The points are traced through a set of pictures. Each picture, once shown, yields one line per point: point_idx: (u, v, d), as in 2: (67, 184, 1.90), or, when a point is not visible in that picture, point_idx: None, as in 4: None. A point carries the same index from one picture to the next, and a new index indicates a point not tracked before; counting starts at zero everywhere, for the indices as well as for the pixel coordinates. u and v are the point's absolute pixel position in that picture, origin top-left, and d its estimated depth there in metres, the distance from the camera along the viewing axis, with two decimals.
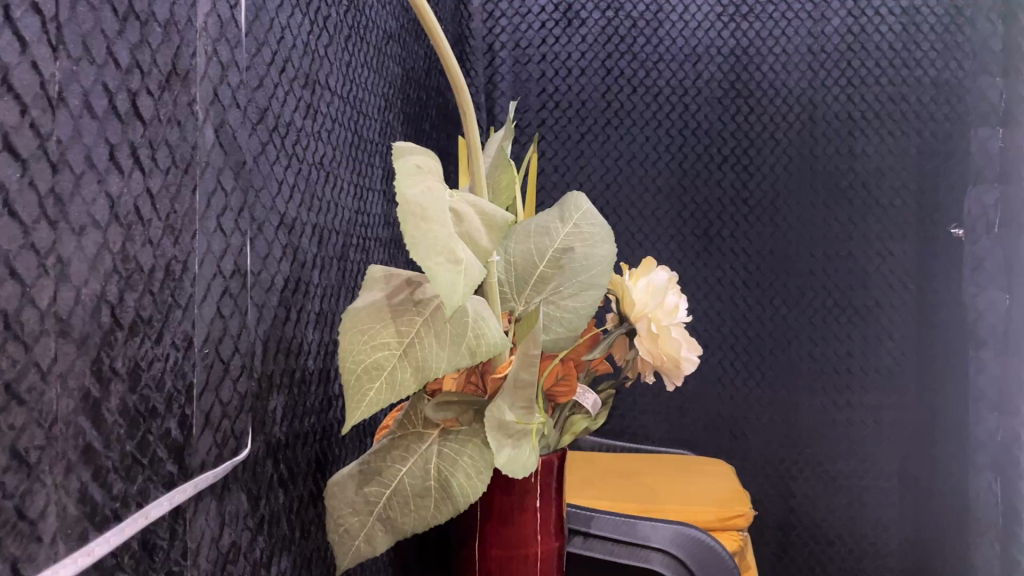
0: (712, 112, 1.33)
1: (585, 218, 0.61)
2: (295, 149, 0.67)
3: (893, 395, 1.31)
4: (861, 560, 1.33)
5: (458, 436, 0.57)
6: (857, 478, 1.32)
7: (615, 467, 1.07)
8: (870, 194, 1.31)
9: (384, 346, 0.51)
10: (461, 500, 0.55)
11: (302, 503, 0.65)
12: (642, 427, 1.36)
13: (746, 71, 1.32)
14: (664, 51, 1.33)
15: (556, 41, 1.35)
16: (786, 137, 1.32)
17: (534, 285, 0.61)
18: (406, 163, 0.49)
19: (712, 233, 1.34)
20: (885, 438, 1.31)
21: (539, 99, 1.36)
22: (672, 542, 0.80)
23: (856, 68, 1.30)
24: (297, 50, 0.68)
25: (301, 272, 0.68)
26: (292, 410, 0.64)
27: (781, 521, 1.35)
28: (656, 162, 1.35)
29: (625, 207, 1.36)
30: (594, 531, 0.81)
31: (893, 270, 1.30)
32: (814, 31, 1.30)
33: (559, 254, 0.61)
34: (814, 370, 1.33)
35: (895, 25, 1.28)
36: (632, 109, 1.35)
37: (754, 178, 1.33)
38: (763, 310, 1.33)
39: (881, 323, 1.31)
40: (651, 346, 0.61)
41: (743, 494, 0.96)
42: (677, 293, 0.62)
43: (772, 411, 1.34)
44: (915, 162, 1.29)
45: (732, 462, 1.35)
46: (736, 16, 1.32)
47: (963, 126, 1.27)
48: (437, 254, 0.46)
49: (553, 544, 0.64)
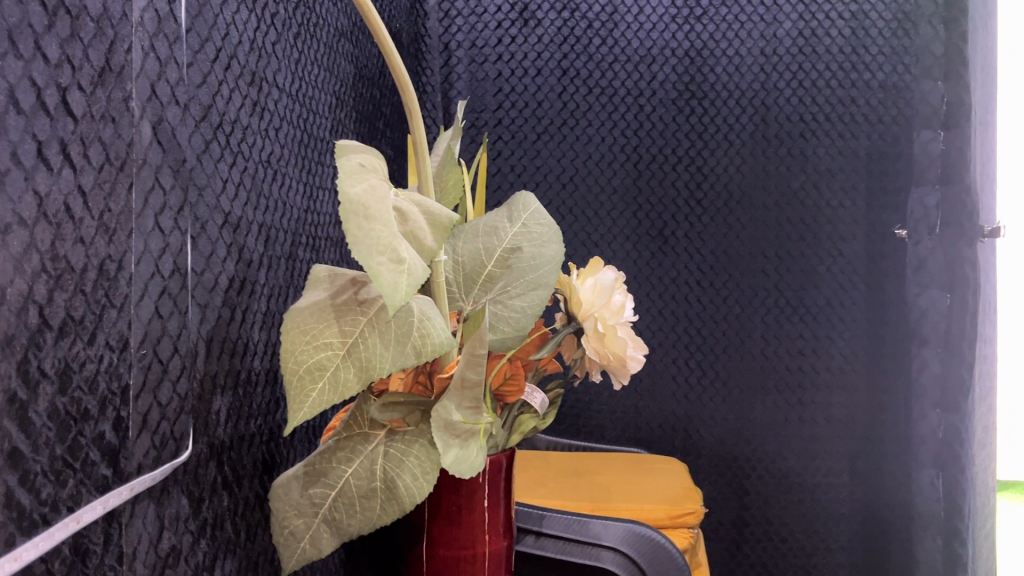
0: (667, 113, 1.34)
1: (533, 218, 0.61)
2: (240, 147, 0.66)
3: (843, 394, 1.33)
4: (812, 555, 1.35)
5: (405, 436, 0.57)
6: (808, 475, 1.34)
7: (570, 467, 1.07)
8: (821, 196, 1.33)
9: (327, 346, 0.50)
10: (407, 500, 0.55)
11: (247, 505, 0.65)
12: (598, 426, 1.36)
13: (700, 73, 1.33)
14: (619, 52, 1.34)
15: (513, 41, 1.36)
16: (739, 138, 1.34)
17: (483, 285, 0.60)
18: (348, 161, 0.49)
19: (667, 233, 1.35)
20: (836, 435, 1.33)
21: (496, 99, 1.37)
22: (623, 540, 0.81)
23: (806, 72, 1.32)
24: (242, 46, 0.67)
25: (246, 272, 0.67)
26: (237, 412, 0.64)
27: (735, 518, 1.36)
28: (611, 162, 1.35)
29: (580, 208, 1.36)
30: (546, 530, 0.81)
31: (844, 270, 1.33)
32: (766, 34, 1.32)
33: (507, 253, 0.61)
34: (767, 368, 1.34)
35: (845, 29, 1.31)
36: (587, 110, 1.35)
37: (708, 180, 1.34)
38: (717, 309, 1.35)
39: (832, 322, 1.33)
40: (597, 345, 0.61)
41: (695, 492, 0.97)
42: (624, 292, 0.62)
43: (726, 409, 1.35)
44: (865, 163, 1.32)
45: (687, 460, 1.36)
46: (690, 18, 1.33)
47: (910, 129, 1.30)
48: (379, 253, 0.46)
49: (502, 543, 0.64)
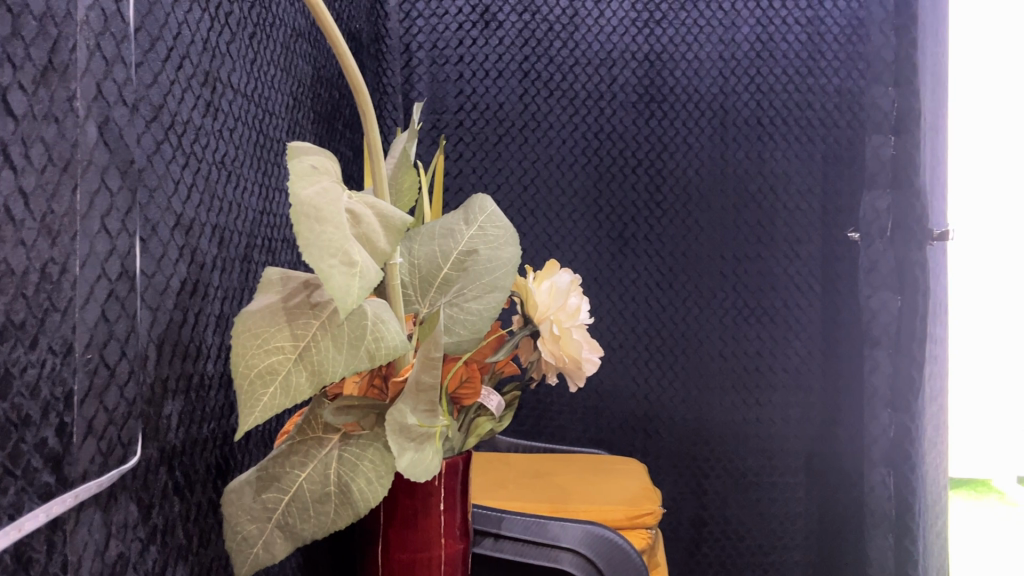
0: (627, 116, 1.35)
1: (490, 221, 0.62)
2: (194, 148, 0.65)
3: (799, 394, 1.35)
4: (769, 553, 1.36)
5: (359, 440, 0.56)
6: (765, 474, 1.36)
7: (529, 469, 1.07)
8: (778, 199, 1.34)
9: (278, 350, 0.50)
10: (361, 505, 0.54)
11: (199, 511, 0.64)
12: (560, 427, 1.37)
13: (659, 77, 1.34)
14: (579, 55, 1.35)
15: (474, 43, 1.36)
16: (697, 142, 1.35)
17: (439, 288, 0.60)
18: (301, 163, 0.49)
19: (627, 235, 1.36)
20: (792, 435, 1.35)
21: (457, 100, 1.36)
22: (580, 542, 0.81)
23: (763, 76, 1.34)
24: (195, 46, 0.66)
25: (199, 274, 0.66)
26: (189, 416, 0.63)
27: (694, 518, 1.37)
28: (573, 164, 1.36)
29: (541, 210, 1.36)
30: (504, 532, 0.81)
31: (800, 272, 1.34)
32: (725, 39, 1.33)
33: (463, 256, 0.61)
34: (725, 369, 1.36)
35: (801, 35, 1.32)
36: (548, 112, 1.36)
37: (667, 183, 1.36)
38: (676, 311, 1.36)
39: (788, 323, 1.35)
40: (552, 348, 0.61)
41: (653, 493, 0.98)
42: (580, 294, 0.62)
43: (684, 410, 1.37)
44: (820, 167, 1.34)
45: (647, 460, 1.37)
46: (650, 22, 1.34)
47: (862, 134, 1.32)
48: (330, 257, 0.46)
49: (459, 546, 0.64)
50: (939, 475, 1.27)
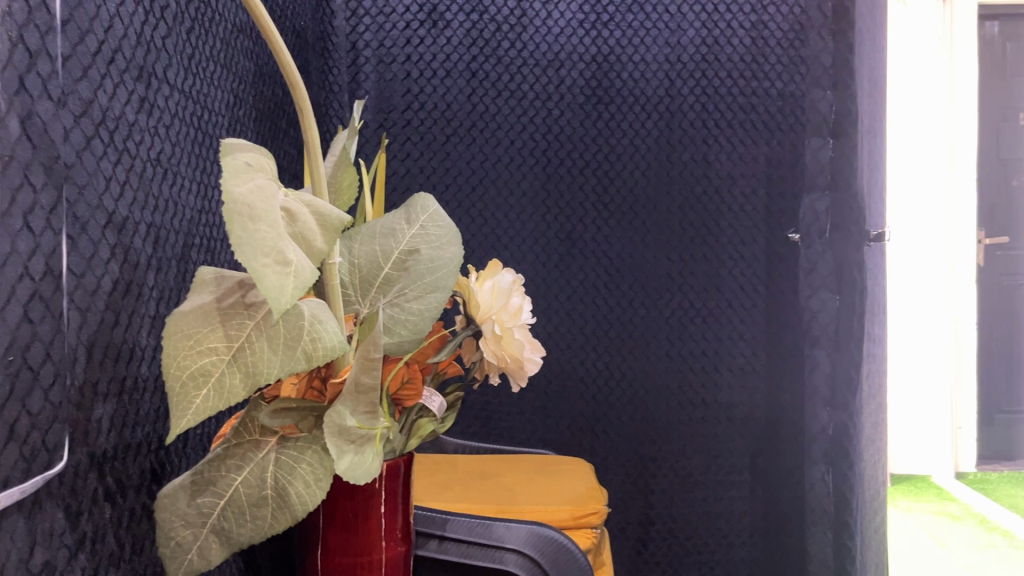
0: (574, 117, 1.36)
1: (432, 220, 0.61)
2: (127, 144, 0.64)
3: (744, 393, 1.37)
4: (715, 551, 1.38)
5: (297, 443, 0.56)
6: (711, 473, 1.38)
7: (476, 470, 1.06)
8: (722, 200, 1.36)
9: (211, 351, 0.49)
10: (299, 508, 0.54)
11: (132, 517, 0.62)
12: (508, 428, 1.37)
13: (606, 79, 1.35)
14: (528, 56, 1.35)
15: (421, 42, 1.35)
16: (644, 144, 1.36)
17: (380, 288, 0.59)
18: (234, 160, 0.48)
19: (575, 236, 1.36)
20: (737, 435, 1.37)
21: (404, 99, 1.35)
22: (525, 542, 0.81)
23: (709, 79, 1.35)
24: (128, 40, 0.64)
25: (133, 274, 0.64)
26: (121, 420, 0.61)
27: (641, 517, 1.38)
28: (521, 165, 1.36)
29: (490, 210, 1.36)
30: (448, 534, 0.81)
31: (744, 273, 1.36)
32: (671, 42, 1.35)
33: (404, 255, 0.60)
34: (671, 369, 1.37)
35: (745, 39, 1.34)
36: (496, 113, 1.36)
37: (614, 184, 1.36)
38: (623, 311, 1.37)
39: (733, 324, 1.37)
40: (495, 347, 0.61)
41: (599, 492, 0.98)
42: (522, 294, 0.62)
43: (632, 410, 1.37)
44: (764, 169, 1.36)
45: (595, 460, 1.38)
46: (597, 24, 1.35)
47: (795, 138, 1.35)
48: (264, 256, 0.45)
49: (401, 549, 0.63)
50: (877, 469, 1.30)
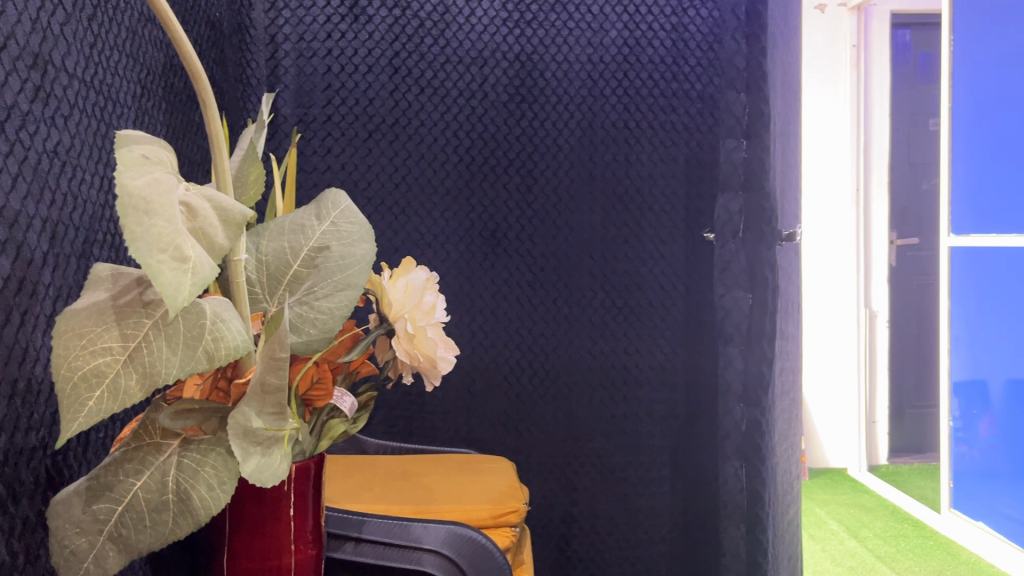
0: (498, 116, 1.35)
1: (343, 217, 0.60)
2: (20, 135, 0.61)
3: (664, 390, 1.39)
4: (636, 547, 1.39)
5: (200, 446, 0.53)
6: (632, 469, 1.39)
7: (395, 471, 1.05)
8: (644, 200, 1.38)
9: (106, 350, 0.47)
10: (202, 513, 0.51)
11: (26, 526, 0.60)
12: (432, 427, 1.36)
13: (530, 77, 1.35)
14: (451, 53, 1.34)
15: (343, 37, 1.32)
16: (567, 143, 1.37)
17: (288, 285, 0.58)
18: (130, 153, 0.46)
19: (499, 235, 1.36)
20: (657, 431, 1.39)
21: (325, 94, 1.33)
22: (443, 542, 0.80)
23: (630, 80, 1.37)
24: (23, 26, 0.61)
25: (27, 271, 0.61)
26: (13, 424, 0.58)
27: (564, 515, 1.39)
28: (444, 163, 1.35)
29: (413, 208, 1.35)
30: (365, 536, 0.80)
31: (664, 272, 1.38)
32: (593, 42, 1.36)
33: (314, 253, 0.59)
34: (594, 367, 1.38)
35: (666, 40, 1.36)
36: (419, 109, 1.34)
37: (538, 183, 1.37)
38: (547, 310, 1.37)
39: (654, 322, 1.38)
40: (407, 346, 0.60)
41: (519, 491, 0.98)
42: (436, 292, 0.62)
43: (555, 408, 1.38)
44: (684, 170, 1.38)
45: (518, 458, 1.38)
46: (521, 23, 1.35)
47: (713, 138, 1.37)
48: (159, 251, 0.43)
49: (310, 552, 0.62)
50: (789, 463, 1.33)
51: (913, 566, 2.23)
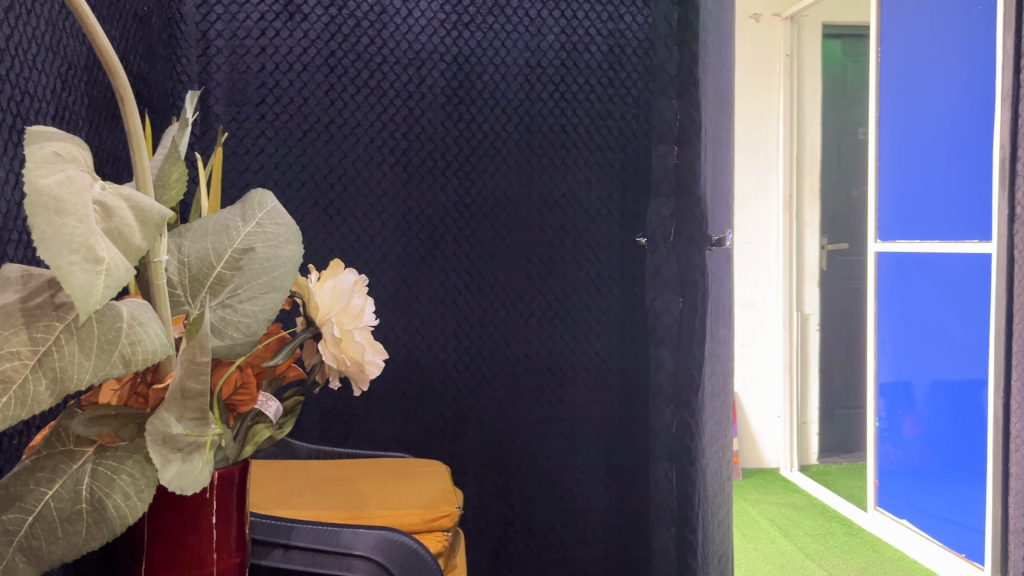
0: (435, 118, 1.35)
1: (269, 218, 0.59)
2: None
3: (600, 393, 1.40)
4: (571, 549, 1.40)
5: (117, 453, 0.52)
6: (568, 472, 1.40)
7: (327, 475, 1.04)
8: (580, 204, 1.38)
9: (13, 355, 0.45)
10: (118, 523, 0.50)
11: None
12: (367, 431, 1.35)
13: (467, 80, 1.35)
14: (387, 54, 1.33)
15: (277, 35, 1.30)
16: (504, 146, 1.37)
17: (211, 288, 0.57)
18: (41, 149, 0.44)
19: (436, 237, 1.36)
20: (593, 433, 1.40)
21: (259, 93, 1.30)
22: (374, 548, 0.79)
23: (567, 84, 1.37)
24: None
25: None
26: None
27: (500, 518, 1.39)
28: (380, 163, 1.34)
29: (349, 209, 1.33)
30: (293, 542, 0.78)
31: (600, 275, 1.39)
32: (531, 46, 1.36)
33: (238, 254, 0.58)
34: (530, 370, 1.38)
35: (602, 46, 1.37)
36: (355, 109, 1.33)
37: (475, 186, 1.36)
38: (483, 313, 1.37)
39: (590, 325, 1.39)
40: (334, 349, 0.59)
41: (453, 494, 0.98)
42: (364, 296, 0.61)
43: (491, 411, 1.38)
44: (619, 174, 1.39)
45: (453, 461, 1.38)
46: (458, 24, 1.35)
47: (647, 143, 1.38)
48: (70, 253, 0.42)
49: (235, 559, 0.60)
50: (719, 464, 1.35)
51: (839, 562, 2.30)
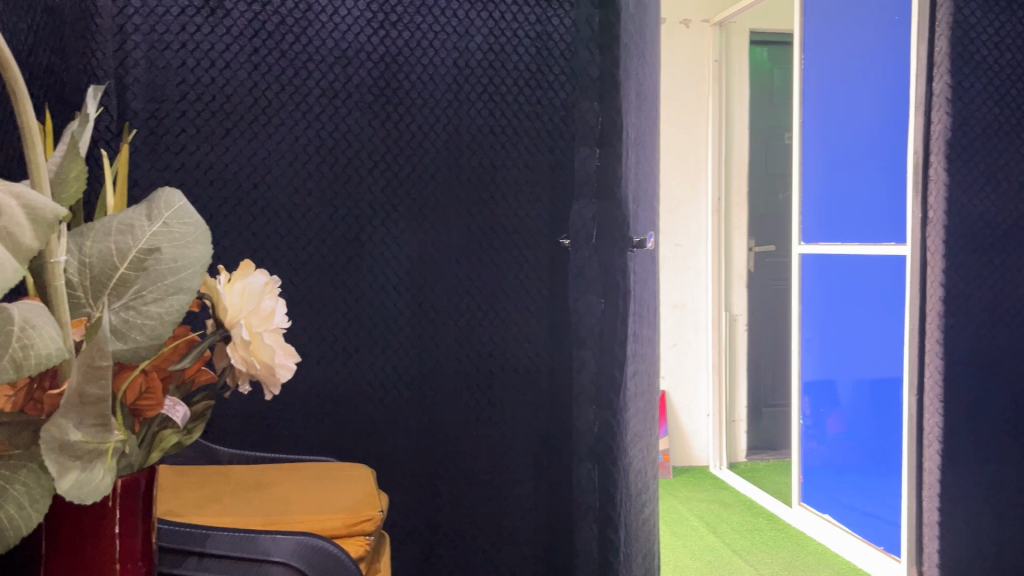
0: (362, 117, 1.33)
1: (177, 217, 0.57)
2: None
3: (528, 394, 1.40)
4: (500, 550, 1.40)
5: (10, 461, 0.50)
6: (497, 473, 1.40)
7: (248, 480, 1.02)
8: (509, 205, 1.38)
9: None
10: (11, 534, 0.49)
11: None
12: (292, 434, 1.33)
13: (395, 80, 1.34)
14: (313, 52, 1.31)
15: (198, 30, 1.27)
16: (433, 147, 1.36)
17: (113, 290, 0.55)
18: None
19: (363, 238, 1.34)
20: (521, 434, 1.40)
21: (179, 89, 1.27)
22: (293, 554, 0.78)
23: (496, 86, 1.37)
24: None
25: None
26: None
27: (428, 520, 1.38)
28: (306, 163, 1.32)
29: (274, 209, 1.31)
30: (208, 550, 0.76)
31: (529, 276, 1.39)
32: (459, 46, 1.36)
33: (143, 254, 0.56)
34: (459, 371, 1.38)
35: (531, 48, 1.38)
36: (280, 108, 1.31)
37: (404, 186, 1.35)
38: (412, 314, 1.36)
39: (518, 326, 1.39)
40: (243, 353, 0.58)
41: (377, 498, 0.97)
42: (275, 297, 0.60)
43: (420, 412, 1.37)
44: (548, 176, 1.39)
45: (381, 464, 1.36)
46: (386, 24, 1.33)
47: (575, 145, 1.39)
48: None
49: (140, 570, 0.58)
50: (643, 464, 1.37)
51: (764, 557, 2.35)
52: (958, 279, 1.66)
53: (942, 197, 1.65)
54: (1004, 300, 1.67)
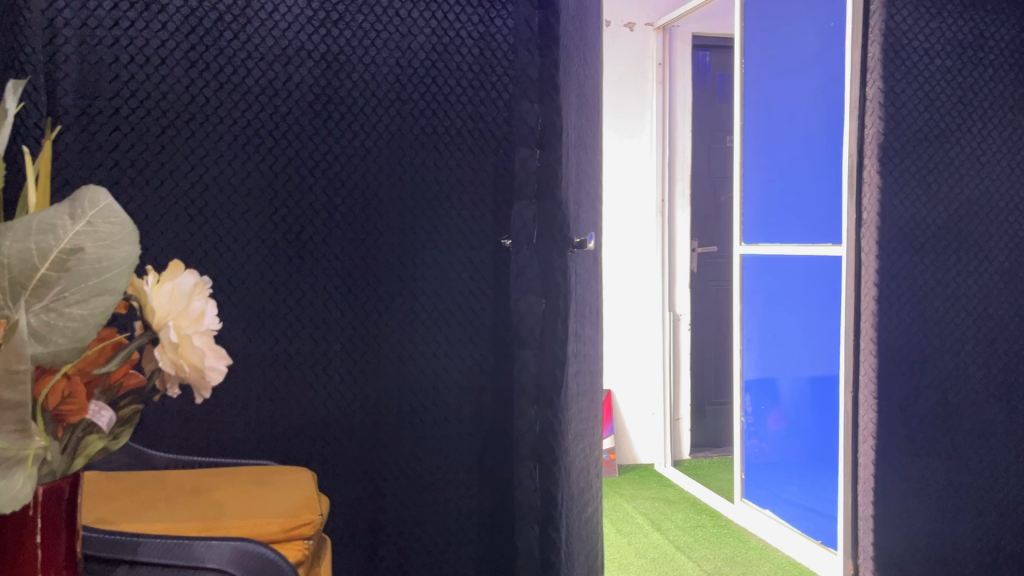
0: (302, 116, 1.32)
1: (102, 216, 0.55)
2: None
3: (473, 395, 1.39)
4: (444, 552, 1.39)
5: None
6: (440, 474, 1.39)
7: (183, 485, 1.00)
8: (452, 205, 1.38)
9: None
10: None
11: None
12: (232, 437, 1.31)
13: (336, 78, 1.33)
14: (252, 49, 1.29)
15: (132, 26, 1.24)
16: (375, 146, 1.35)
17: (33, 291, 0.53)
18: None
19: (304, 238, 1.32)
20: (465, 435, 1.39)
21: (112, 85, 1.24)
22: (229, 560, 0.76)
23: (439, 86, 1.37)
24: None
25: None
26: None
27: (371, 523, 1.37)
28: (245, 162, 1.30)
29: (212, 208, 1.29)
30: (139, 558, 0.74)
31: (473, 277, 1.39)
32: (401, 46, 1.35)
33: (65, 255, 0.54)
34: (402, 372, 1.37)
35: (474, 49, 1.37)
36: (218, 106, 1.28)
37: (346, 186, 1.34)
38: (354, 315, 1.35)
39: (462, 327, 1.39)
40: (171, 355, 0.56)
41: (316, 501, 0.95)
42: (204, 298, 0.58)
43: (362, 414, 1.36)
44: (491, 177, 1.39)
45: (323, 467, 1.35)
46: (326, 22, 1.32)
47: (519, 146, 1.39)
48: None
49: None
50: (585, 464, 1.38)
51: (707, 553, 2.38)
52: (891, 279, 1.70)
53: (875, 199, 1.70)
54: (934, 298, 1.72)
